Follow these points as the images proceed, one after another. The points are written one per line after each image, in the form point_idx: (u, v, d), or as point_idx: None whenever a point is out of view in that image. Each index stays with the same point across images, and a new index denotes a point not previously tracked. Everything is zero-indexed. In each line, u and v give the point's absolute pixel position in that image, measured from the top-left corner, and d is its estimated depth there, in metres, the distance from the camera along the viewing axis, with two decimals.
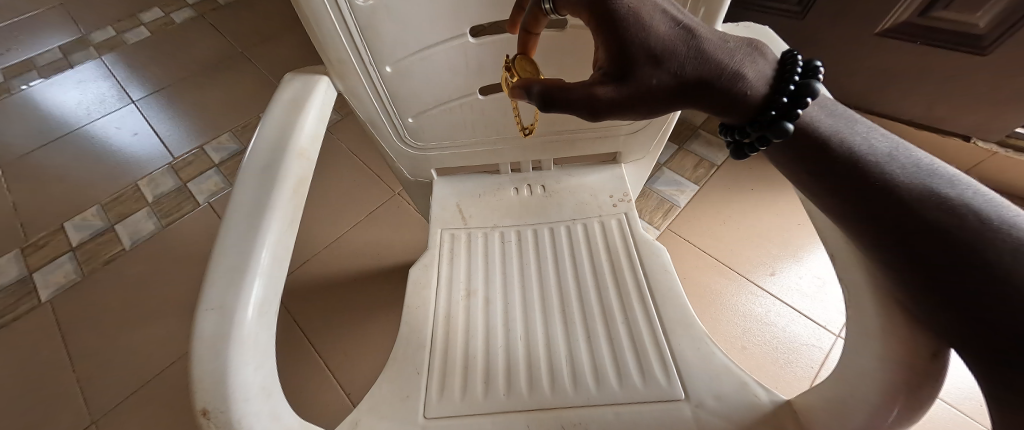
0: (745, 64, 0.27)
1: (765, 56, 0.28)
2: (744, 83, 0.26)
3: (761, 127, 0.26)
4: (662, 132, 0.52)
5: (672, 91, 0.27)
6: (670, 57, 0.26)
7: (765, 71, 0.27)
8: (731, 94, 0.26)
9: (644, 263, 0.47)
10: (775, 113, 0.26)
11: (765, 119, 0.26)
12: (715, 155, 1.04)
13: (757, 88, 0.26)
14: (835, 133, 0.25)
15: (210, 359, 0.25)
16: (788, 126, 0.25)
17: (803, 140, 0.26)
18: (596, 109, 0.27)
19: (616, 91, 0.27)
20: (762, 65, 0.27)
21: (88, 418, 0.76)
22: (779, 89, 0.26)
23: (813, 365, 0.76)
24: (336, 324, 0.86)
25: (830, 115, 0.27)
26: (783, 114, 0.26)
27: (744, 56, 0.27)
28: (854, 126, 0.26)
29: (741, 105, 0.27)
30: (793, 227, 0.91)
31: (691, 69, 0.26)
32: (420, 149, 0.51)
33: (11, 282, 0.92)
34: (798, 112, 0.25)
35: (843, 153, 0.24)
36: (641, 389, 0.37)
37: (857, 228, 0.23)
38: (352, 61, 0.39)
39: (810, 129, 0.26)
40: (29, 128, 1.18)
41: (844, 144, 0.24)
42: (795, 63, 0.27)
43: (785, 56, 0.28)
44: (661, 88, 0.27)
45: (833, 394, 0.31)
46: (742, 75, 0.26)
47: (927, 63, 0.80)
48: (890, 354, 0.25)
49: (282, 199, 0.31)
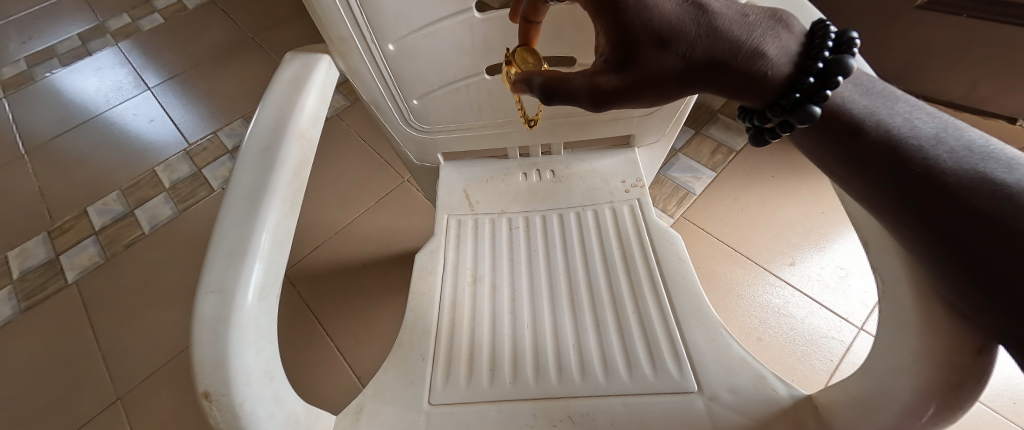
0: (767, 39, 0.24)
1: (790, 28, 0.25)
2: (767, 62, 0.24)
3: (783, 111, 0.24)
4: (678, 114, 0.49)
5: (680, 78, 0.25)
6: (679, 38, 0.24)
7: (791, 46, 0.24)
8: (750, 75, 0.24)
9: (657, 250, 0.45)
10: (800, 95, 0.23)
11: (788, 102, 0.23)
12: (734, 140, 1.00)
13: (780, 66, 0.24)
14: (870, 113, 0.22)
15: (208, 343, 0.24)
16: (815, 110, 0.22)
17: (833, 121, 0.23)
18: (598, 103, 0.26)
19: (619, 79, 0.25)
20: (788, 40, 0.24)
21: (114, 394, 0.80)
22: (807, 67, 0.23)
23: (833, 359, 0.73)
24: (346, 309, 0.87)
25: (866, 93, 0.24)
26: (809, 96, 0.23)
27: (764, 30, 0.24)
28: (894, 104, 0.23)
29: (764, 87, 0.24)
30: (815, 216, 0.87)
31: (703, 51, 0.24)
32: (425, 133, 0.50)
33: (40, 263, 0.96)
34: (827, 93, 0.22)
35: (881, 136, 0.21)
36: (652, 380, 0.36)
37: (891, 217, 0.21)
38: (352, 39, 0.37)
39: (843, 110, 0.23)
40: (52, 115, 1.21)
41: (881, 126, 0.22)
42: (826, 35, 0.24)
43: (815, 27, 0.25)
44: (669, 74, 0.25)
45: (859, 391, 0.29)
46: (763, 53, 0.24)
47: (970, 38, 0.74)
48: (927, 351, 0.23)
49: (279, 184, 0.30)
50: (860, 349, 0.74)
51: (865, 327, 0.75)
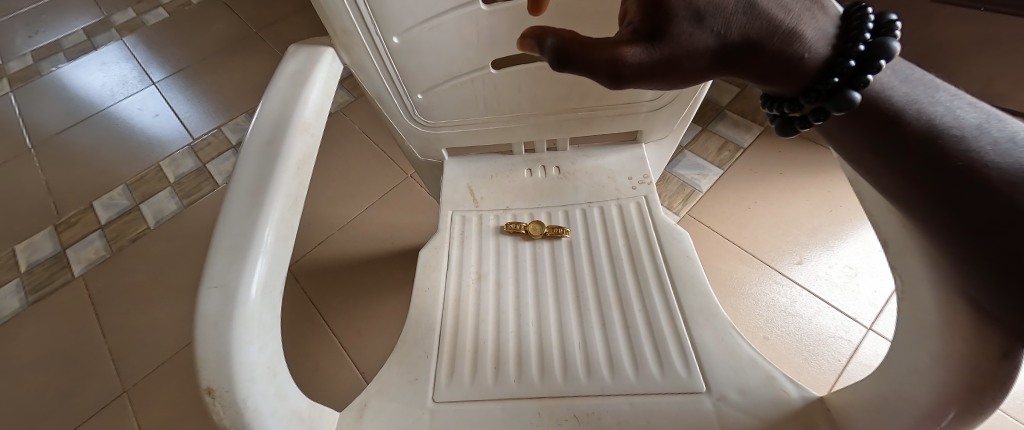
0: (803, 19, 0.22)
1: (825, 10, 0.23)
2: (802, 44, 0.22)
3: (818, 97, 0.22)
4: (688, 109, 0.48)
5: (708, 58, 0.22)
6: (714, 12, 0.21)
7: (827, 28, 0.22)
8: (785, 57, 0.22)
9: (664, 248, 0.44)
10: (838, 80, 0.21)
11: (825, 87, 0.21)
12: (742, 137, 0.98)
13: (817, 49, 0.22)
14: (910, 101, 0.21)
15: (212, 338, 0.24)
16: (855, 95, 0.20)
17: (871, 109, 0.21)
18: (622, 77, 0.21)
19: (651, 50, 0.21)
20: (823, 22, 0.22)
21: (121, 387, 0.81)
22: (845, 51, 0.21)
23: (840, 359, 0.72)
24: (351, 304, 0.87)
25: (905, 81, 0.23)
26: (848, 81, 0.21)
27: (800, 10, 0.22)
28: (933, 93, 0.22)
29: (797, 71, 0.22)
30: (824, 214, 0.86)
31: (738, 27, 0.21)
32: (430, 128, 0.49)
33: (47, 256, 0.96)
34: (867, 78, 0.21)
35: (921, 127, 0.20)
36: (659, 380, 0.36)
37: (921, 211, 0.20)
38: (356, 30, 0.36)
39: (882, 97, 0.21)
40: (58, 109, 1.22)
41: (922, 115, 0.20)
42: (864, 17, 0.22)
43: (851, 10, 0.23)
44: (699, 52, 0.22)
45: (875, 393, 0.29)
46: (799, 34, 0.22)
47: (988, 32, 0.72)
48: (948, 354, 0.22)
49: (285, 177, 0.30)
50: (868, 350, 0.73)
51: (874, 327, 0.74)
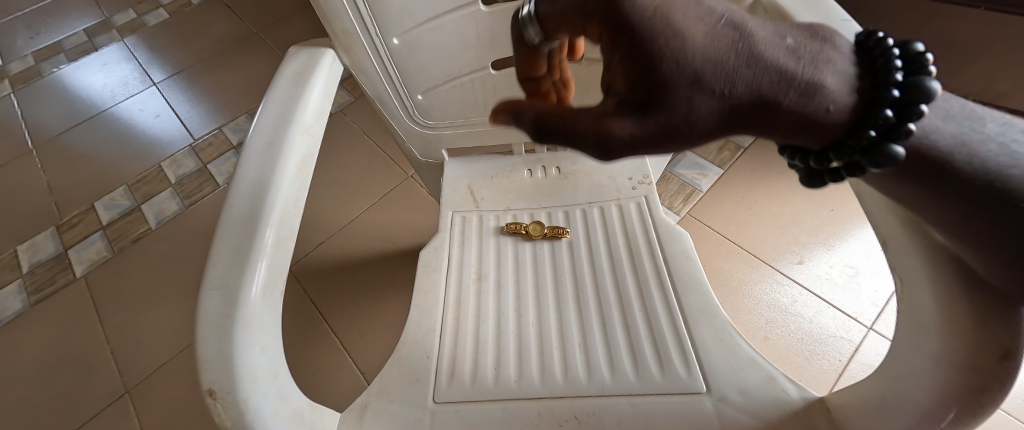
0: (823, 68, 0.17)
1: (840, 48, 0.18)
2: (826, 97, 0.16)
3: (851, 153, 0.17)
4: None
5: (721, 108, 0.16)
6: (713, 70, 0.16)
7: (849, 73, 0.17)
8: (812, 113, 0.16)
9: (665, 249, 0.44)
10: (875, 133, 0.16)
11: (859, 143, 0.16)
12: (742, 136, 0.98)
13: (842, 101, 0.16)
14: (964, 144, 0.17)
15: (214, 340, 0.24)
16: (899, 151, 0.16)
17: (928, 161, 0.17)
18: (612, 143, 0.17)
19: (639, 125, 0.17)
20: (845, 66, 0.17)
21: (123, 388, 0.81)
22: (877, 98, 0.16)
23: (841, 358, 0.72)
24: (352, 305, 0.87)
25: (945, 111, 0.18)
26: (886, 133, 0.16)
27: (818, 57, 0.17)
28: (983, 124, 0.17)
29: (824, 129, 0.17)
30: (825, 214, 0.86)
31: (746, 85, 0.16)
32: (430, 129, 0.49)
33: (49, 257, 0.96)
34: (909, 129, 0.16)
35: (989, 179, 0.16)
36: (659, 380, 0.36)
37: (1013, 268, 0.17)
38: (356, 32, 0.36)
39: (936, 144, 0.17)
40: (59, 110, 1.22)
41: (983, 163, 0.16)
42: (889, 52, 0.17)
43: (869, 42, 0.18)
44: (700, 119, 0.16)
45: (874, 393, 0.29)
46: (823, 84, 0.16)
47: (988, 31, 0.72)
48: (947, 355, 0.22)
49: (285, 179, 0.30)
50: (869, 350, 0.72)
51: (875, 327, 0.74)
